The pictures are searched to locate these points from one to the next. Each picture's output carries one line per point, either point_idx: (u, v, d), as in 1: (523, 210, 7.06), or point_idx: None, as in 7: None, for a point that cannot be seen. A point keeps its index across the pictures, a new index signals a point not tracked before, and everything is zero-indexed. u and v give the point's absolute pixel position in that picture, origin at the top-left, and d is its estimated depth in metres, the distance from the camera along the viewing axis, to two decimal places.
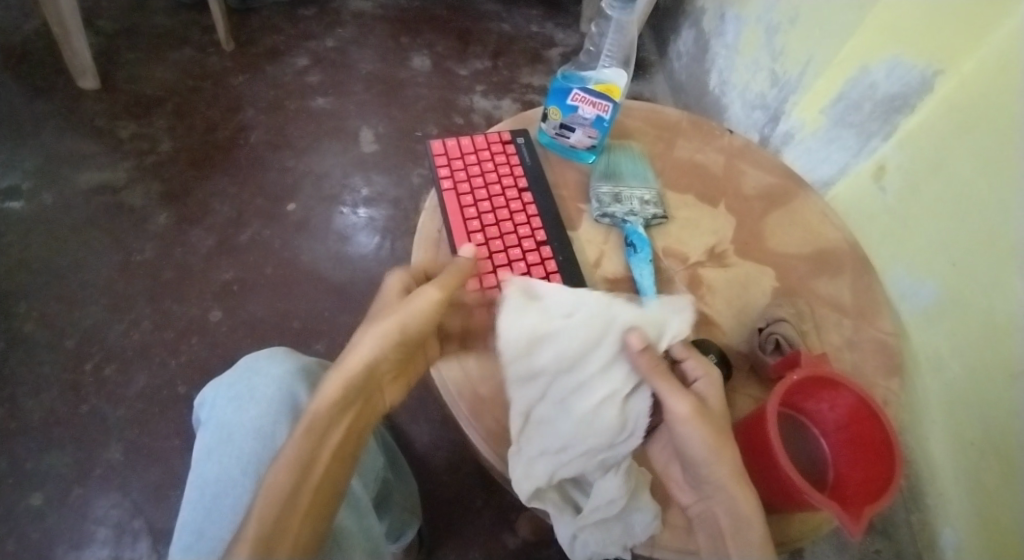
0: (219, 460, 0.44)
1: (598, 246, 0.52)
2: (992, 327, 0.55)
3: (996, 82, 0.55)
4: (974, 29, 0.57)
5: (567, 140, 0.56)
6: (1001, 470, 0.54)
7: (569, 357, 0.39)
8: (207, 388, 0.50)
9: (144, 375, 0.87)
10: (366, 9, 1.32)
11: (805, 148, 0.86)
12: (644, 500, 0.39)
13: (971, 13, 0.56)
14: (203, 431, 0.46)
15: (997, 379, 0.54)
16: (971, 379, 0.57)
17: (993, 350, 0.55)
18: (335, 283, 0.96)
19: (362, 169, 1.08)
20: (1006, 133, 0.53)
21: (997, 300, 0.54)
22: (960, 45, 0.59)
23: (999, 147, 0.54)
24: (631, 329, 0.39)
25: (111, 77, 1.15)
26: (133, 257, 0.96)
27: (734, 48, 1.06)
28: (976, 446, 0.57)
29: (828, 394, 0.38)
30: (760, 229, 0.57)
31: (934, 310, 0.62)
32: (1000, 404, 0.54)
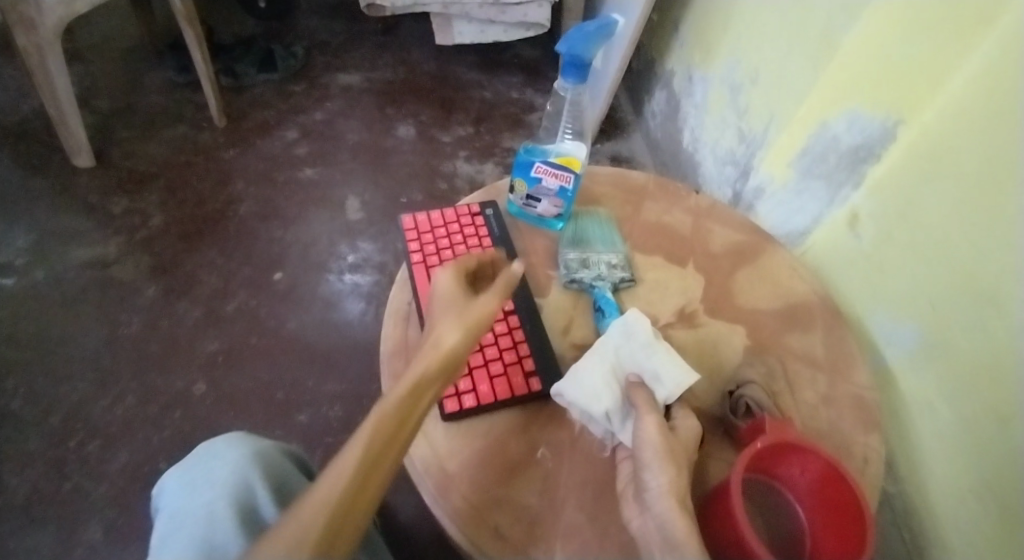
0: (168, 551, 0.42)
1: (567, 312, 0.53)
2: (979, 368, 0.55)
3: (958, 129, 0.57)
4: (929, 79, 0.60)
5: (535, 209, 0.59)
6: (1000, 518, 0.53)
7: (663, 364, 0.44)
8: (164, 478, 0.49)
9: (126, 452, 0.86)
10: (354, 83, 1.38)
11: (776, 202, 0.88)
12: (585, 395, 0.43)
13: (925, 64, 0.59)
14: (160, 520, 0.45)
15: (987, 421, 0.54)
16: (962, 422, 0.57)
17: (981, 393, 0.55)
18: (321, 350, 0.96)
19: (348, 235, 1.10)
20: (982, 177, 0.54)
21: (977, 340, 0.55)
22: (919, 95, 0.61)
23: (976, 191, 0.55)
24: (670, 367, 0.43)
25: (107, 155, 1.19)
26: (120, 330, 0.97)
27: (702, 107, 1.11)
28: (974, 495, 0.56)
29: (795, 460, 0.39)
30: (730, 287, 0.58)
31: (919, 354, 0.62)
32: (993, 449, 0.54)
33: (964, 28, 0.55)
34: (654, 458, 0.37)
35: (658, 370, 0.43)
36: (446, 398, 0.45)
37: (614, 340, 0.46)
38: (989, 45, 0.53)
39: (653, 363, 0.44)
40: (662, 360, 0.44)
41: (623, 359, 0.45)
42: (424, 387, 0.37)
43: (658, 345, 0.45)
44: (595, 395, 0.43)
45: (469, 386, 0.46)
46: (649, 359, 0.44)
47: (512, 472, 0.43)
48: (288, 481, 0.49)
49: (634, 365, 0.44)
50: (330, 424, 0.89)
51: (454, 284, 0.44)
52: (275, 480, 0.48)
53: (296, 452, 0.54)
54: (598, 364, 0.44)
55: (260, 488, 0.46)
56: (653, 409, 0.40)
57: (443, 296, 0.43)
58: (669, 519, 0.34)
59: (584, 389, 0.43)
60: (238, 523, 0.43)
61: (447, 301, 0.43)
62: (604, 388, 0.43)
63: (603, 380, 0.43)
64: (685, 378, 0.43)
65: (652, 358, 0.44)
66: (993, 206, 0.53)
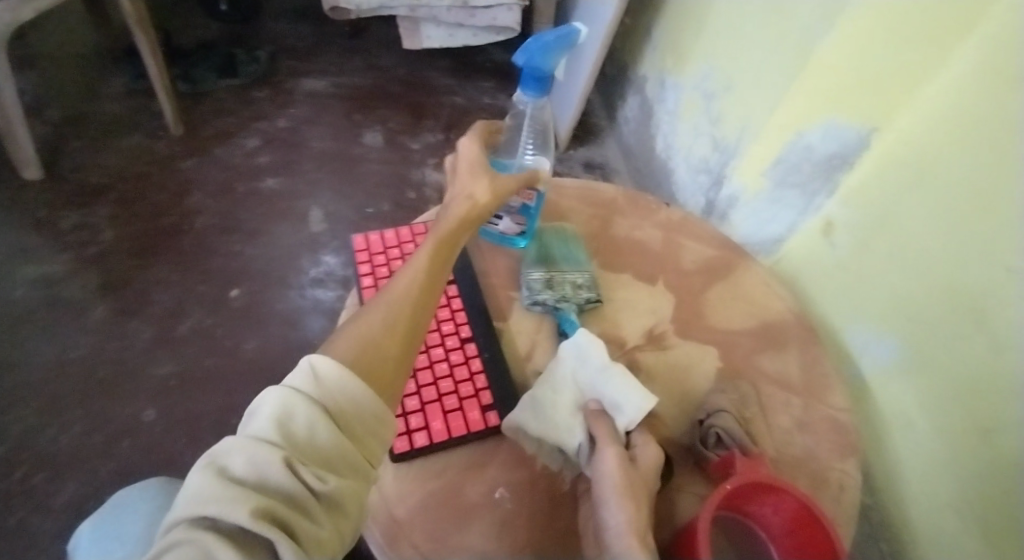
0: None
1: (530, 337, 0.50)
2: (959, 384, 0.54)
3: (936, 138, 0.55)
4: (902, 88, 0.58)
5: (497, 227, 0.55)
6: (988, 537, 0.51)
7: (619, 388, 0.41)
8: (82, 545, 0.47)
9: (72, 484, 0.80)
10: (320, 88, 1.33)
11: (751, 211, 0.87)
12: (542, 427, 0.41)
13: (897, 73, 0.58)
14: None
15: (969, 438, 0.53)
16: (943, 438, 0.56)
17: (963, 409, 0.53)
18: (282, 371, 0.92)
19: (312, 248, 1.06)
20: (961, 187, 0.53)
21: (957, 354, 0.54)
22: (893, 104, 0.60)
23: (954, 201, 0.53)
24: (627, 391, 0.41)
25: (57, 166, 1.13)
26: (67, 353, 0.91)
27: (675, 114, 1.09)
28: (951, 509, 0.55)
29: (769, 499, 0.36)
30: (701, 306, 0.55)
31: (897, 368, 0.61)
32: (973, 464, 0.53)
33: (938, 37, 0.53)
34: (613, 490, 0.34)
35: (616, 396, 0.41)
36: (397, 438, 0.42)
37: (569, 362, 0.44)
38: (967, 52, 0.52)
39: (609, 387, 0.41)
40: (618, 383, 0.41)
41: (581, 384, 0.43)
42: (457, 225, 0.41)
43: (615, 368, 0.42)
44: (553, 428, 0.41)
45: (421, 423, 0.43)
46: (606, 382, 0.42)
47: (466, 516, 0.39)
48: None
49: (591, 390, 0.42)
50: None
51: (478, 154, 0.46)
52: None
53: None
54: (555, 393, 0.42)
55: None
56: (613, 442, 0.38)
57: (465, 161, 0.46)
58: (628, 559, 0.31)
59: (541, 422, 0.41)
60: None
61: (475, 164, 0.45)
62: (560, 419, 0.41)
63: (558, 411, 0.41)
64: (643, 403, 0.40)
65: (609, 381, 0.42)
66: (974, 217, 0.51)
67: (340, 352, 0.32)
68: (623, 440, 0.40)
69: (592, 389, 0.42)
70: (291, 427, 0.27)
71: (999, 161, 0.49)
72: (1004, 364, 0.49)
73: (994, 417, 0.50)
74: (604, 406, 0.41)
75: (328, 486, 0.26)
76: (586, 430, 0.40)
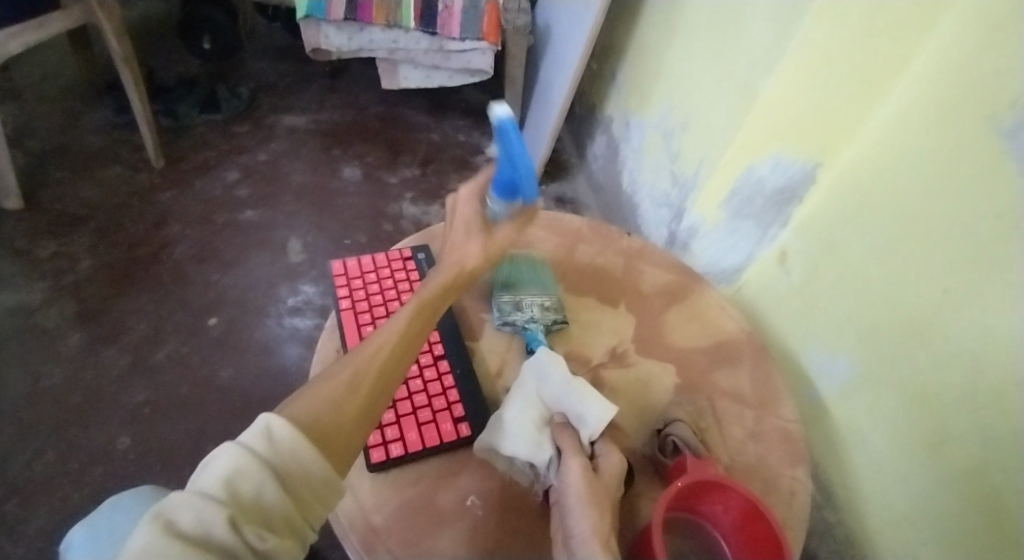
0: None
1: (500, 355, 0.53)
2: (907, 398, 0.58)
3: (873, 171, 0.62)
4: (842, 126, 0.65)
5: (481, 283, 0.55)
6: (938, 541, 0.55)
7: (584, 402, 0.44)
8: (76, 528, 0.44)
9: (38, 514, 0.78)
10: (300, 124, 1.37)
11: (711, 241, 0.92)
12: (513, 443, 0.42)
13: (837, 113, 0.65)
14: None
15: (917, 450, 0.57)
16: (894, 450, 0.60)
17: (910, 422, 0.58)
18: (258, 399, 0.92)
19: (290, 278, 1.08)
20: (898, 215, 0.59)
21: (903, 371, 0.59)
22: (835, 141, 0.67)
23: (893, 228, 0.59)
24: (591, 403, 0.44)
25: (34, 196, 1.14)
26: (38, 382, 0.90)
27: (639, 151, 1.16)
28: (908, 521, 0.59)
29: (718, 497, 0.39)
30: (660, 326, 0.59)
31: (851, 386, 0.65)
32: (926, 476, 0.57)
33: (874, 83, 0.60)
34: (578, 497, 0.37)
35: (581, 410, 0.44)
36: (373, 448, 0.44)
37: (532, 382, 0.46)
38: (898, 93, 0.59)
39: (574, 401, 0.44)
40: (583, 397, 0.45)
41: (546, 401, 0.45)
42: (439, 291, 0.42)
43: (580, 384, 0.46)
44: (524, 441, 0.42)
45: (396, 435, 0.45)
46: (572, 397, 0.45)
47: (439, 522, 0.41)
48: None
49: (558, 405, 0.45)
50: None
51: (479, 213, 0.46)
52: None
53: None
54: (523, 408, 0.44)
55: None
56: (577, 453, 0.41)
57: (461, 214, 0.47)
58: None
59: (513, 438, 0.43)
60: None
61: (471, 222, 0.46)
62: (530, 433, 0.43)
63: (529, 426, 0.43)
64: (607, 414, 0.43)
65: (574, 396, 0.45)
66: (914, 244, 0.57)
67: (298, 417, 0.33)
68: (587, 450, 0.42)
69: (558, 404, 0.45)
70: (237, 485, 0.28)
71: (928, 198, 0.55)
72: (944, 376, 0.54)
73: (943, 431, 0.54)
74: (569, 420, 0.44)
75: (267, 547, 0.27)
76: (553, 444, 0.42)
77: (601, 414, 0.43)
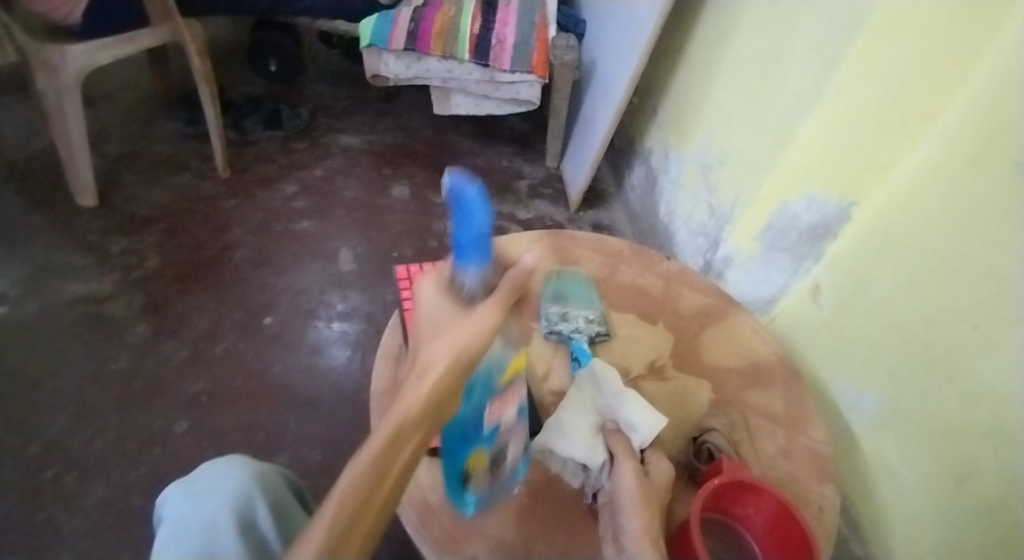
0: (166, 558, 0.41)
1: (547, 360, 0.57)
2: (934, 433, 0.60)
3: (906, 213, 0.66)
4: (878, 168, 0.69)
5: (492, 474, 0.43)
6: None
7: (634, 410, 0.48)
8: (167, 489, 0.48)
9: (99, 488, 0.84)
10: (354, 144, 1.46)
11: (744, 271, 0.95)
12: (567, 443, 0.46)
13: (872, 156, 0.69)
14: (162, 528, 0.44)
15: (944, 484, 0.59)
16: (921, 483, 0.62)
17: (938, 456, 0.60)
18: (304, 396, 0.98)
19: (339, 286, 1.14)
20: (930, 255, 0.62)
21: (930, 406, 0.61)
22: (870, 181, 0.71)
23: (924, 267, 0.62)
24: (640, 412, 0.47)
25: (110, 196, 1.24)
26: (105, 366, 0.97)
27: (677, 183, 1.21)
28: (934, 555, 0.60)
29: (751, 499, 0.42)
30: (697, 345, 0.63)
31: (880, 420, 0.67)
32: (950, 510, 0.58)
33: (909, 130, 0.65)
34: (629, 498, 0.39)
35: (631, 418, 0.47)
36: None
37: (586, 390, 0.50)
38: (929, 141, 0.64)
39: (625, 410, 0.48)
40: (633, 406, 0.48)
41: (600, 408, 0.49)
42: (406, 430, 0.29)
43: (630, 393, 0.49)
44: (576, 442, 0.46)
45: None
46: (623, 406, 0.48)
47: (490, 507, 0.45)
48: (286, 505, 0.49)
49: (610, 413, 0.49)
50: (309, 469, 0.90)
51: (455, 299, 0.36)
52: (274, 502, 0.47)
53: (293, 477, 0.54)
54: (577, 413, 0.48)
55: (260, 507, 0.45)
56: (630, 458, 0.43)
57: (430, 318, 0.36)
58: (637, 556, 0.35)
59: (566, 439, 0.47)
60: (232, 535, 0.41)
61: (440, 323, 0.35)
62: (583, 435, 0.47)
63: (582, 429, 0.47)
64: (656, 423, 0.47)
65: (625, 405, 0.48)
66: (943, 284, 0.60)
67: None
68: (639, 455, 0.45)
69: (610, 412, 0.49)
70: None
71: (960, 240, 0.58)
72: (968, 412, 0.56)
73: (968, 465, 0.56)
74: (621, 426, 0.48)
75: None
76: (604, 447, 0.46)
77: (651, 422, 0.47)
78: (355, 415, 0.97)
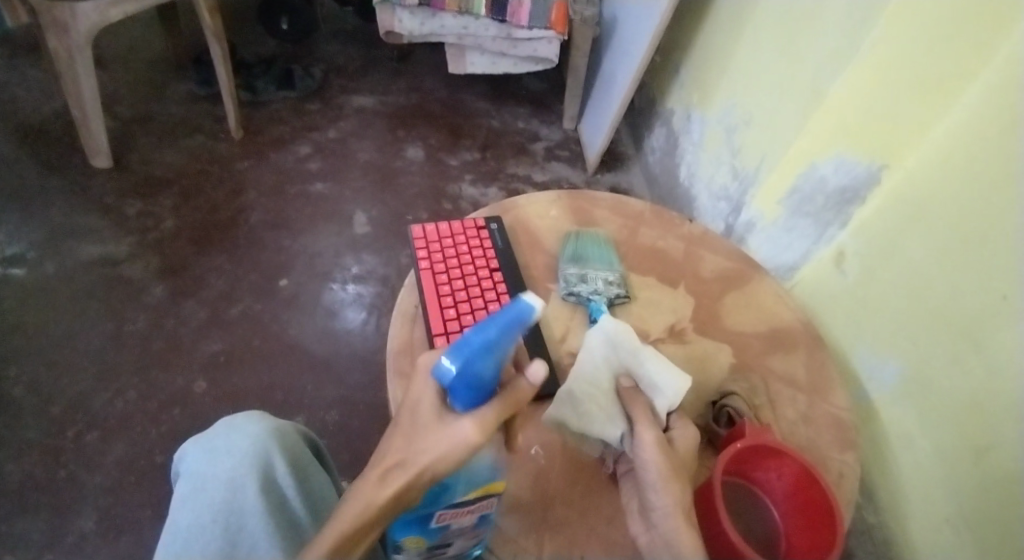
0: (190, 511, 0.42)
1: (565, 322, 0.56)
2: (956, 404, 0.58)
3: (940, 175, 0.62)
4: (912, 128, 0.65)
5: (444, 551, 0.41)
6: (975, 547, 0.55)
7: (658, 373, 0.45)
8: (187, 442, 0.48)
9: (123, 444, 0.87)
10: (367, 105, 1.43)
11: (766, 236, 0.93)
12: (584, 409, 0.45)
13: (905, 115, 0.65)
14: (182, 480, 0.45)
15: (963, 456, 0.57)
16: (939, 454, 0.60)
17: (958, 428, 0.58)
18: (321, 357, 0.99)
19: (354, 249, 1.14)
20: (964, 222, 0.58)
21: (955, 377, 0.58)
22: (901, 144, 0.66)
23: (957, 233, 0.59)
24: (663, 375, 0.45)
25: (124, 159, 1.23)
26: (125, 327, 0.99)
27: (699, 145, 1.16)
28: (949, 525, 0.59)
29: (773, 463, 0.41)
30: (718, 309, 0.61)
31: (900, 390, 0.65)
32: (968, 481, 0.57)
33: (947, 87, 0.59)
34: (659, 474, 0.37)
35: (653, 381, 0.45)
36: None
37: (602, 347, 0.47)
38: (968, 101, 0.59)
39: (647, 373, 0.46)
40: (656, 368, 0.46)
41: (618, 365, 0.46)
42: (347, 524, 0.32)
43: (653, 355, 0.47)
44: (594, 409, 0.44)
45: None
46: (644, 367, 0.46)
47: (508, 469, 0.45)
48: (304, 461, 0.49)
49: (630, 373, 0.46)
50: (326, 429, 0.92)
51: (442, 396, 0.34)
52: (293, 458, 0.47)
53: (312, 435, 0.54)
54: (595, 376, 0.46)
55: (278, 462, 0.45)
56: (651, 423, 0.41)
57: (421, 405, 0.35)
58: (676, 540, 0.35)
59: (584, 407, 0.45)
60: (255, 494, 0.43)
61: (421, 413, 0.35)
62: (601, 401, 0.45)
63: (601, 395, 0.45)
64: (681, 386, 0.44)
65: (648, 368, 0.46)
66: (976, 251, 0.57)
67: None
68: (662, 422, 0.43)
69: (630, 372, 0.46)
70: None
71: (995, 206, 0.55)
72: (995, 383, 0.54)
73: (989, 438, 0.54)
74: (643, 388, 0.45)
75: None
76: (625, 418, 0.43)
77: (675, 384, 0.44)
78: (371, 377, 0.98)
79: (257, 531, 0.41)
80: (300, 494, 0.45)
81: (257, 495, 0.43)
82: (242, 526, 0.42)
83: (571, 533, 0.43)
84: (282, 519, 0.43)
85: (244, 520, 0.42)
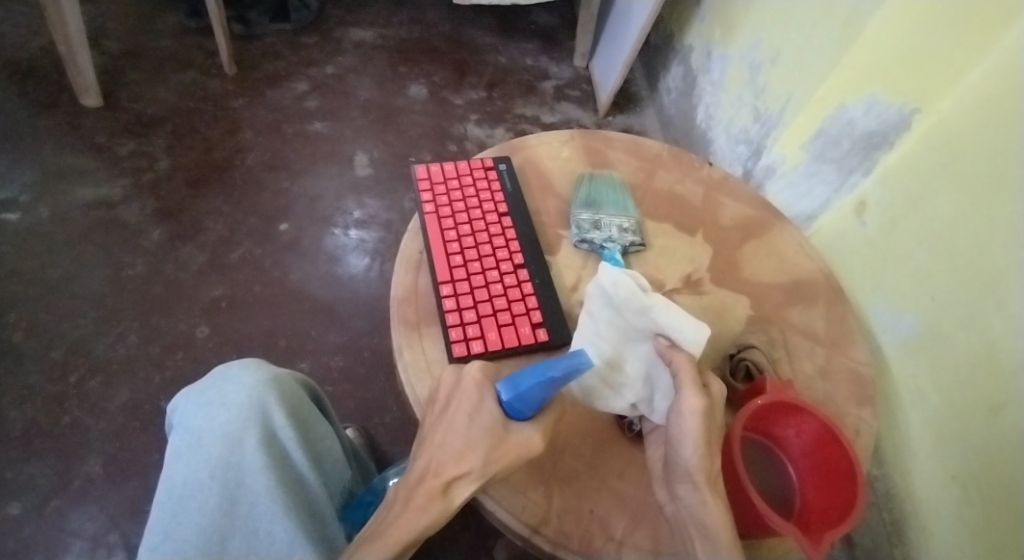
0: (185, 465, 0.41)
1: (576, 271, 0.53)
2: (971, 359, 0.56)
3: (974, 116, 0.57)
4: (949, 65, 0.59)
5: None
6: (981, 503, 0.54)
7: (667, 327, 0.40)
8: (180, 394, 0.47)
9: (127, 389, 0.87)
10: (368, 39, 1.35)
11: (786, 183, 0.88)
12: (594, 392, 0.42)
13: (941, 51, 0.59)
14: (175, 434, 0.44)
15: (974, 412, 0.55)
16: (950, 410, 0.58)
17: (971, 384, 0.56)
18: (324, 304, 0.97)
19: (355, 192, 1.10)
20: (997, 165, 0.54)
21: (973, 331, 0.55)
22: (935, 84, 0.61)
23: (988, 178, 0.54)
24: (674, 329, 0.39)
25: (114, 97, 1.18)
26: (123, 272, 0.97)
27: (720, 85, 1.10)
28: (955, 481, 0.57)
29: (793, 420, 0.40)
30: (737, 258, 0.58)
31: (914, 344, 0.62)
32: (979, 437, 0.55)
33: (993, 15, 0.53)
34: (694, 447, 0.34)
35: (666, 337, 0.40)
36: (455, 343, 0.46)
37: (604, 314, 0.43)
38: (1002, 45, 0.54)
39: (657, 330, 0.40)
40: (663, 321, 0.40)
41: (625, 331, 0.42)
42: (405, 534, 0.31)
43: (659, 304, 0.40)
44: (606, 390, 0.41)
45: (478, 333, 0.47)
46: (652, 324, 0.40)
47: None
48: (304, 413, 0.48)
49: (640, 336, 0.42)
50: (331, 375, 0.91)
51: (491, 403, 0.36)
52: (293, 410, 0.46)
53: (312, 383, 0.53)
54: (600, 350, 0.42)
55: (276, 413, 0.44)
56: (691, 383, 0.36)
57: (471, 409, 0.36)
58: (706, 519, 0.33)
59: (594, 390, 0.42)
60: (255, 447, 0.42)
61: (471, 417, 0.36)
62: (611, 379, 0.41)
63: (611, 373, 0.42)
64: (695, 338, 0.39)
65: (656, 322, 0.40)
66: (1007, 197, 0.52)
67: None
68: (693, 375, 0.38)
69: (640, 336, 0.42)
70: None
71: None
72: (1015, 337, 0.51)
73: (1006, 395, 0.51)
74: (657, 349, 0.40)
75: None
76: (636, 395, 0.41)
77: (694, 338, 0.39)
78: (374, 323, 0.97)
79: (258, 485, 0.40)
80: (302, 446, 0.44)
81: (257, 448, 0.41)
82: (242, 482, 0.41)
83: (581, 487, 0.42)
84: (284, 472, 0.43)
85: (244, 476, 0.41)
